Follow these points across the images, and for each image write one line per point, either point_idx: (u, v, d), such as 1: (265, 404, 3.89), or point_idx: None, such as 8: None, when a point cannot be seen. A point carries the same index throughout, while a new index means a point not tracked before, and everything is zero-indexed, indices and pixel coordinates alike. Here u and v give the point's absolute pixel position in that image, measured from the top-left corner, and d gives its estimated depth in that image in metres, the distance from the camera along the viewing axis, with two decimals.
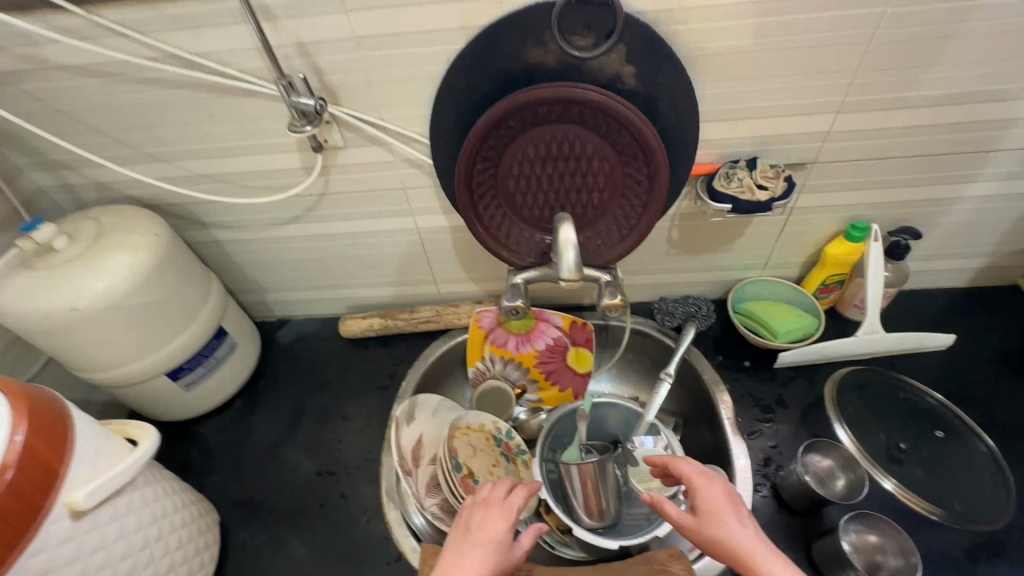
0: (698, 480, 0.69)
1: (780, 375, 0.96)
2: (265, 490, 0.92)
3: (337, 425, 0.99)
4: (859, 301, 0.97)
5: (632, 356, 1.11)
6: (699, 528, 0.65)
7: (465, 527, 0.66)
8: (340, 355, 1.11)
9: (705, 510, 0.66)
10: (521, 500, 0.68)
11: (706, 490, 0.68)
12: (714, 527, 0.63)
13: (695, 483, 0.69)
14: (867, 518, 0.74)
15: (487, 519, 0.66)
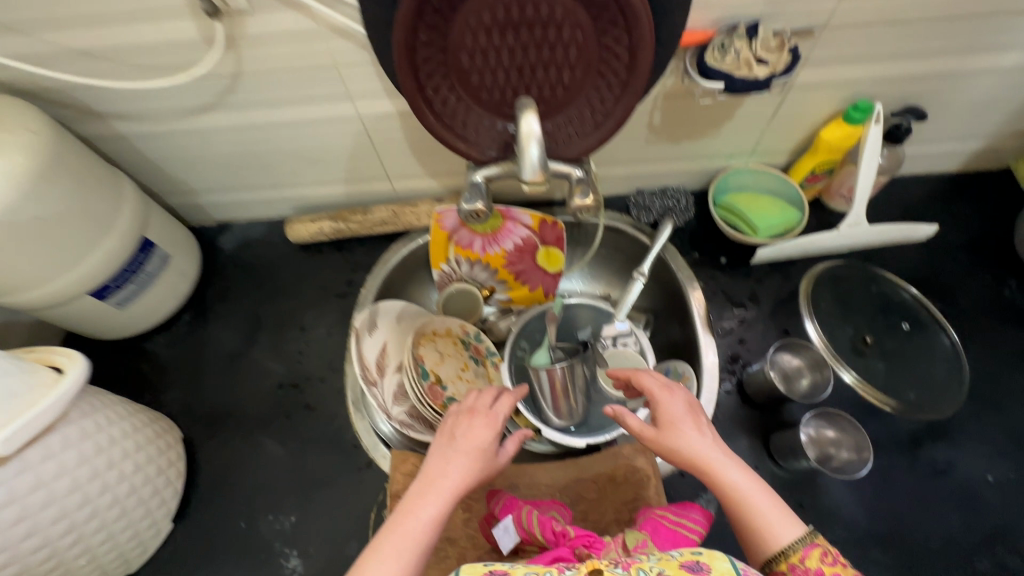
0: (660, 393, 0.68)
1: (756, 272, 0.93)
2: (227, 405, 0.89)
3: (295, 337, 0.94)
4: (846, 191, 0.91)
5: (605, 253, 1.05)
6: (662, 438, 0.65)
7: (450, 434, 0.62)
8: (291, 262, 1.02)
9: (668, 422, 0.65)
10: (508, 408, 0.65)
11: (668, 402, 0.67)
12: (678, 438, 0.63)
13: (657, 397, 0.68)
14: (828, 416, 0.77)
15: (474, 427, 0.62)
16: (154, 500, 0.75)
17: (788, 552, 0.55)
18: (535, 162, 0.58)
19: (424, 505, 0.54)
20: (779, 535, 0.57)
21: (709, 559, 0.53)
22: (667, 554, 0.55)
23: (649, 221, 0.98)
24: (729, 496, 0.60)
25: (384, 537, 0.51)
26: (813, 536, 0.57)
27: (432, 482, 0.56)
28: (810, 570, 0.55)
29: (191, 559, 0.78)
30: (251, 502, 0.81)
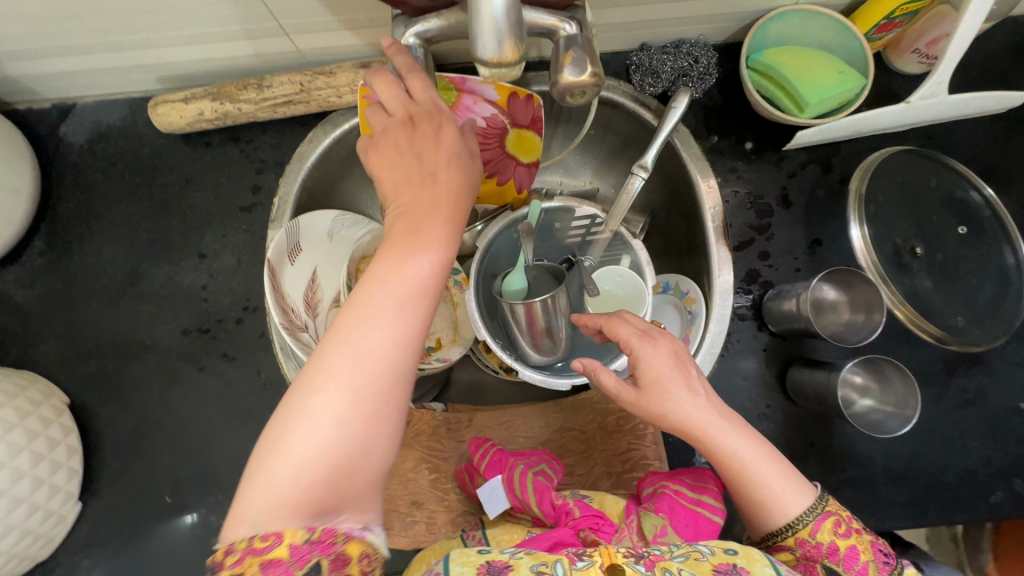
0: (638, 346, 0.50)
1: (789, 162, 0.72)
2: (122, 357, 0.71)
3: (195, 267, 0.72)
4: (924, 47, 0.68)
5: (596, 134, 0.81)
6: (644, 405, 0.49)
7: (392, 160, 0.45)
8: (171, 160, 0.75)
9: (651, 381, 0.49)
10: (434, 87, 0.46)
11: (650, 357, 0.50)
12: (666, 404, 0.48)
13: (636, 351, 0.50)
14: (872, 364, 0.64)
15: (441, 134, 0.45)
16: (41, 493, 0.60)
17: (796, 527, 0.47)
18: (504, 23, 0.32)
19: (404, 254, 0.42)
20: (787, 507, 0.47)
21: (748, 562, 0.42)
22: (696, 549, 0.44)
23: (657, 92, 0.73)
24: (730, 465, 0.48)
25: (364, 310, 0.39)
26: (825, 504, 0.47)
27: (417, 223, 0.43)
28: (822, 546, 0.46)
29: (116, 538, 0.67)
30: (175, 471, 0.68)
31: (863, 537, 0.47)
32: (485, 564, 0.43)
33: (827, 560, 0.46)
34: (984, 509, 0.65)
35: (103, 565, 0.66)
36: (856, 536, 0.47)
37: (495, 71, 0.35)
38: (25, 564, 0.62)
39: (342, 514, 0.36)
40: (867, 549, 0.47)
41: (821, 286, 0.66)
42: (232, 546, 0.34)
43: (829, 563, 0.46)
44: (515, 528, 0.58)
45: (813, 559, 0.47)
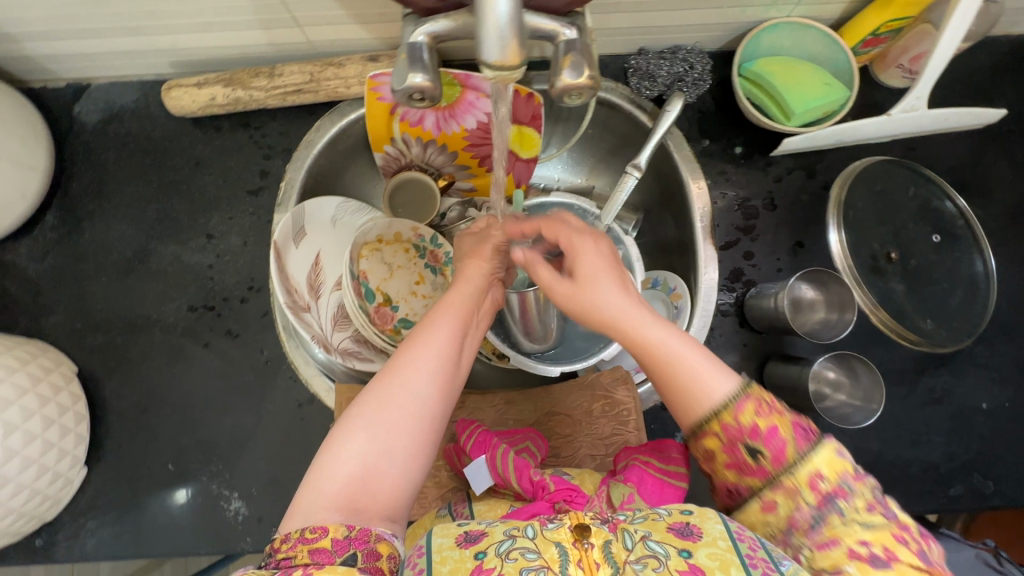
0: (578, 246, 0.55)
1: (776, 167, 0.76)
2: (129, 331, 0.73)
3: (202, 247, 0.75)
4: (907, 62, 0.72)
5: (593, 133, 0.85)
6: (580, 296, 0.53)
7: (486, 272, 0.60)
8: (181, 142, 0.77)
9: (585, 275, 0.53)
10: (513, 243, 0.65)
11: (586, 256, 0.54)
12: (598, 295, 0.52)
13: (574, 248, 0.55)
14: (844, 359, 0.68)
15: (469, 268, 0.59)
16: (50, 455, 0.63)
17: (717, 413, 0.46)
18: (505, 29, 0.36)
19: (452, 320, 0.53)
20: (713, 392, 0.46)
21: (701, 519, 0.45)
22: (654, 511, 0.47)
23: (652, 95, 0.76)
24: (657, 354, 0.48)
25: (417, 350, 0.49)
26: (749, 389, 0.46)
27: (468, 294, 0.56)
28: (742, 427, 0.45)
29: (118, 503, 0.69)
30: (177, 441, 0.71)
31: (786, 414, 0.45)
32: (462, 534, 0.45)
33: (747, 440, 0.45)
34: (942, 501, 0.69)
35: (104, 529, 0.69)
36: (777, 413, 0.45)
37: (496, 72, 0.38)
38: (31, 524, 0.65)
39: (376, 520, 0.42)
40: (789, 424, 0.45)
41: (797, 285, 0.72)
42: (289, 536, 0.40)
43: (751, 444, 0.45)
44: (499, 503, 0.60)
45: (734, 440, 0.46)
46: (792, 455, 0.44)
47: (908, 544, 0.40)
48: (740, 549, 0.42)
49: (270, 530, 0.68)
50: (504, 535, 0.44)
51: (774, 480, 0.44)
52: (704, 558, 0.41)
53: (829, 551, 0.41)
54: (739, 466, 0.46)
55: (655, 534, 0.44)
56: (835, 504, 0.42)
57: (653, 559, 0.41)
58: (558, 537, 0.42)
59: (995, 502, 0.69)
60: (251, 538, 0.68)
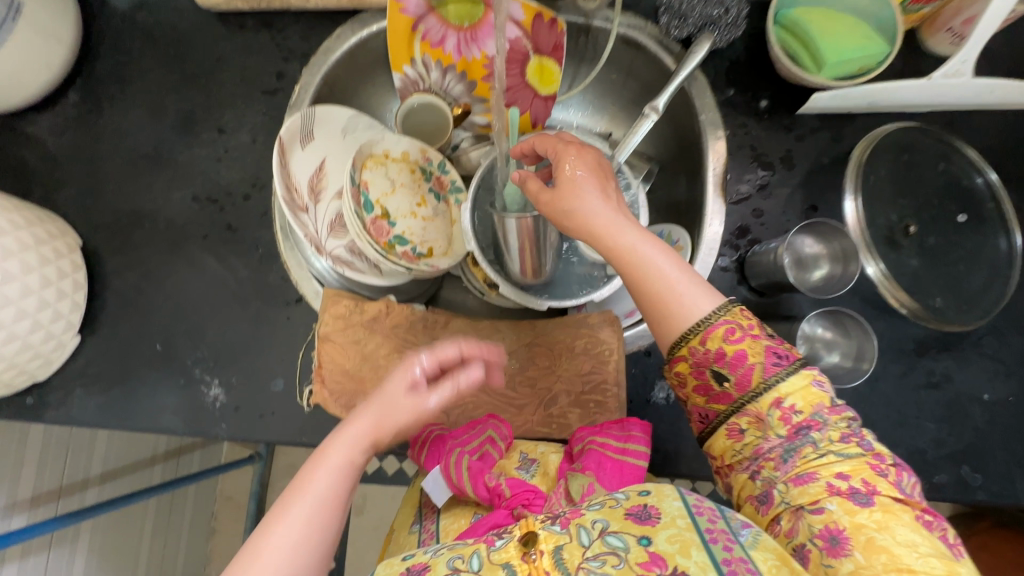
0: (563, 151, 0.56)
1: (800, 126, 0.72)
2: (135, 214, 0.75)
3: (212, 140, 0.76)
4: (959, 25, 0.67)
5: (616, 78, 0.83)
6: (558, 201, 0.54)
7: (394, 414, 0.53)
8: (205, 36, 0.78)
9: (568, 180, 0.54)
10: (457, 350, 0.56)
11: (573, 160, 0.55)
12: (577, 202, 0.53)
13: (560, 153, 0.56)
14: (834, 316, 0.66)
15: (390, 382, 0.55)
16: (46, 315, 0.65)
17: (691, 334, 0.50)
18: None
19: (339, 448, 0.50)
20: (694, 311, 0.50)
21: (658, 500, 0.44)
22: (612, 497, 0.45)
23: (681, 36, 0.73)
24: (644, 276, 0.51)
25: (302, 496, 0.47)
26: (725, 313, 0.50)
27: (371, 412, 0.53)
28: (709, 352, 0.50)
29: (107, 376, 0.72)
30: (168, 324, 0.72)
31: (757, 342, 0.49)
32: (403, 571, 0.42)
33: (716, 368, 0.50)
34: (926, 488, 0.65)
35: (91, 398, 0.71)
36: (749, 342, 0.49)
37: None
38: (23, 381, 0.67)
39: None
40: (758, 352, 0.49)
41: (797, 239, 0.68)
42: None
43: (717, 368, 0.50)
44: (464, 511, 0.58)
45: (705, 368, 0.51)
46: (758, 378, 0.49)
47: (886, 475, 0.45)
48: (702, 524, 0.42)
49: (245, 420, 0.69)
50: (447, 567, 0.41)
51: (740, 407, 0.49)
52: (664, 545, 0.40)
53: (806, 486, 0.46)
54: (708, 391, 0.51)
55: (614, 526, 0.41)
56: (808, 436, 0.47)
57: (612, 556, 0.39)
58: (504, 558, 0.41)
59: (981, 496, 0.65)
60: (225, 426, 0.69)
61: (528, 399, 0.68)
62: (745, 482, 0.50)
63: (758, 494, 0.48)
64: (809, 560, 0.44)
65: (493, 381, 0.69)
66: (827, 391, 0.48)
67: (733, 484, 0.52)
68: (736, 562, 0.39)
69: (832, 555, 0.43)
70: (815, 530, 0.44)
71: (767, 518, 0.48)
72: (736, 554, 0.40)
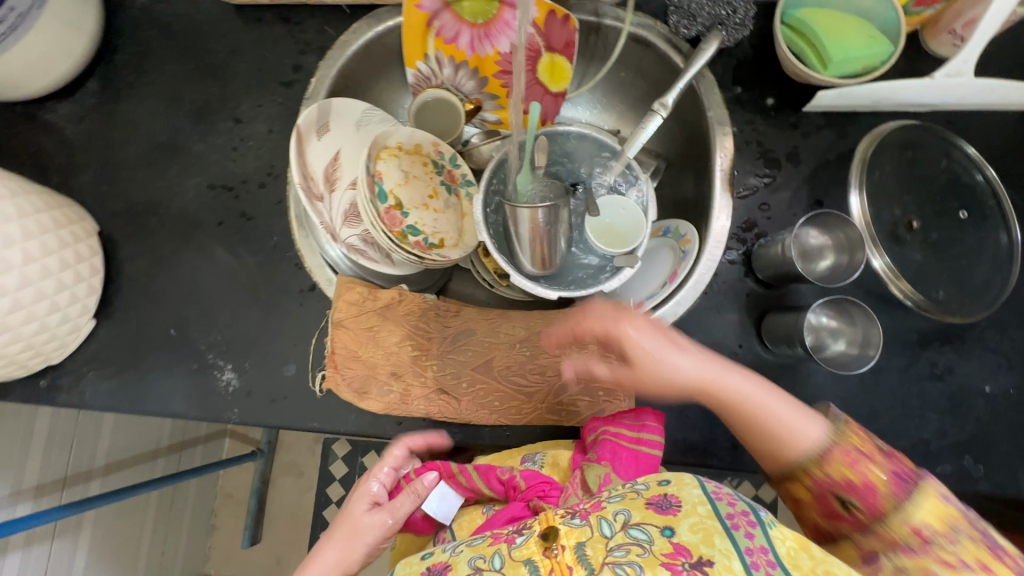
0: (624, 330, 0.59)
1: (806, 123, 0.74)
2: (151, 201, 0.76)
3: (228, 129, 0.77)
4: (960, 28, 0.69)
5: (625, 76, 0.85)
6: (643, 375, 0.60)
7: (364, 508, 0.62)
8: (223, 28, 0.79)
9: (641, 356, 0.60)
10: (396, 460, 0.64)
11: (637, 339, 0.59)
12: (666, 373, 0.59)
13: (624, 336, 0.59)
14: (838, 304, 0.67)
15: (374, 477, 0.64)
16: (63, 297, 0.66)
17: (813, 462, 0.56)
18: None
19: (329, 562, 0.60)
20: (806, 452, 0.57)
21: (678, 489, 0.50)
22: (632, 489, 0.51)
23: (690, 35, 0.76)
24: (748, 414, 0.59)
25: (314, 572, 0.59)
26: (835, 436, 0.57)
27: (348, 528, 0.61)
28: (831, 479, 0.55)
29: (120, 359, 0.72)
30: (181, 309, 0.73)
31: (876, 465, 0.54)
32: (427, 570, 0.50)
33: (842, 496, 0.55)
34: None
35: (104, 381, 0.72)
36: (870, 471, 0.54)
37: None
38: (37, 363, 0.68)
39: None
40: (883, 479, 0.53)
41: (802, 231, 0.70)
42: None
43: (837, 495, 0.55)
44: (475, 510, 0.63)
45: (832, 490, 0.55)
46: (892, 505, 0.52)
47: (1003, 562, 0.48)
48: (720, 510, 0.48)
49: (256, 405, 0.70)
50: (472, 566, 0.48)
51: (873, 530, 0.53)
52: (687, 534, 0.46)
53: (917, 558, 0.49)
54: (830, 508, 0.56)
55: (636, 517, 0.47)
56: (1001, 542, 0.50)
57: (637, 545, 0.45)
58: (525, 555, 0.47)
59: (983, 487, 0.66)
60: (237, 410, 0.70)
61: (538, 387, 0.69)
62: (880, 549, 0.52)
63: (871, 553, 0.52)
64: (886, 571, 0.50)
65: (503, 369, 0.69)
66: (959, 506, 0.51)
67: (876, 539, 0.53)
68: (756, 548, 0.45)
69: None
70: None
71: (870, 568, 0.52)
72: (757, 543, 0.46)
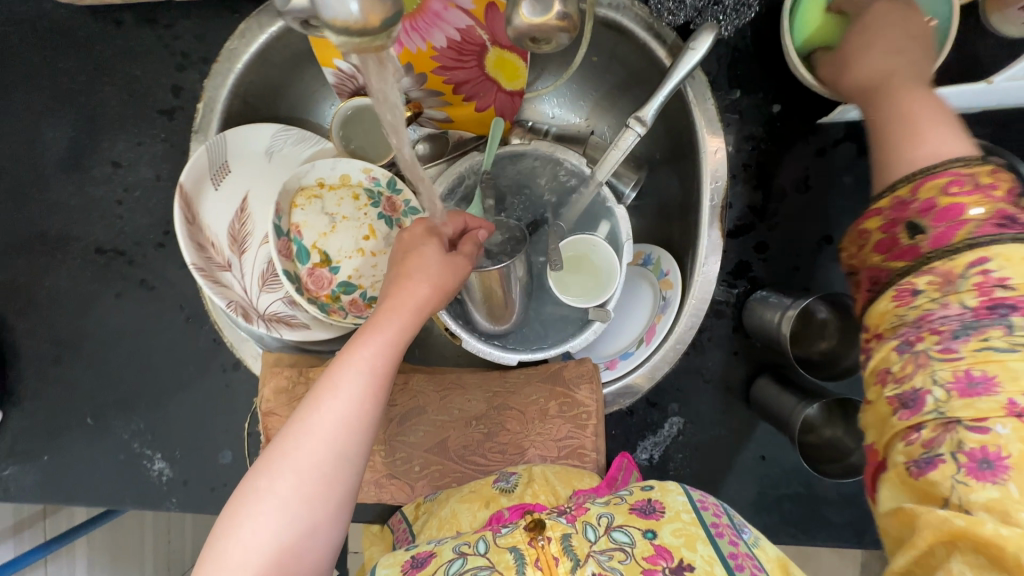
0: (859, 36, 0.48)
1: (818, 138, 0.60)
2: (33, 269, 0.64)
3: (107, 177, 0.63)
4: None
5: (596, 61, 0.67)
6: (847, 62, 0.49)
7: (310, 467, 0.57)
8: (74, 40, 0.62)
9: (852, 48, 0.49)
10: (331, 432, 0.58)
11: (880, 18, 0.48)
12: (872, 50, 0.47)
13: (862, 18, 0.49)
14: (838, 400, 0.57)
15: (423, 251, 0.52)
16: None
17: (900, 185, 0.39)
18: None
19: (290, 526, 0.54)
20: (924, 142, 0.40)
21: (662, 496, 0.46)
22: (616, 496, 0.48)
23: (675, 23, 0.60)
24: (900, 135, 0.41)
25: (290, 462, 0.43)
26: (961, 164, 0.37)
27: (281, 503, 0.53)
28: (915, 204, 0.38)
29: (36, 452, 0.65)
30: (93, 394, 0.65)
31: (991, 198, 0.35)
32: (410, 560, 0.46)
33: (914, 218, 0.37)
34: None
35: (23, 476, 0.65)
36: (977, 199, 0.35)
37: (345, 38, 0.30)
38: None
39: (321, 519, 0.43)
40: (988, 207, 0.35)
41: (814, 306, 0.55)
42: None
43: (919, 224, 0.37)
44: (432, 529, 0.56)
45: (903, 215, 0.38)
46: (966, 236, 0.35)
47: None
48: (705, 520, 0.44)
49: (194, 495, 0.64)
50: (453, 553, 0.44)
51: (925, 263, 0.36)
52: (670, 537, 0.42)
53: (976, 397, 0.33)
54: (892, 246, 0.38)
55: (619, 519, 0.44)
56: (1008, 318, 0.33)
57: (619, 550, 0.41)
58: (511, 542, 0.43)
59: None
60: (175, 500, 0.64)
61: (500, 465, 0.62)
62: (865, 428, 0.39)
63: (921, 457, 0.34)
64: (936, 469, 0.33)
65: (459, 448, 0.62)
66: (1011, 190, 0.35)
67: (867, 358, 0.39)
68: (742, 556, 0.41)
69: (965, 396, 0.33)
70: (943, 376, 0.34)
71: (901, 427, 0.35)
72: (742, 548, 0.42)
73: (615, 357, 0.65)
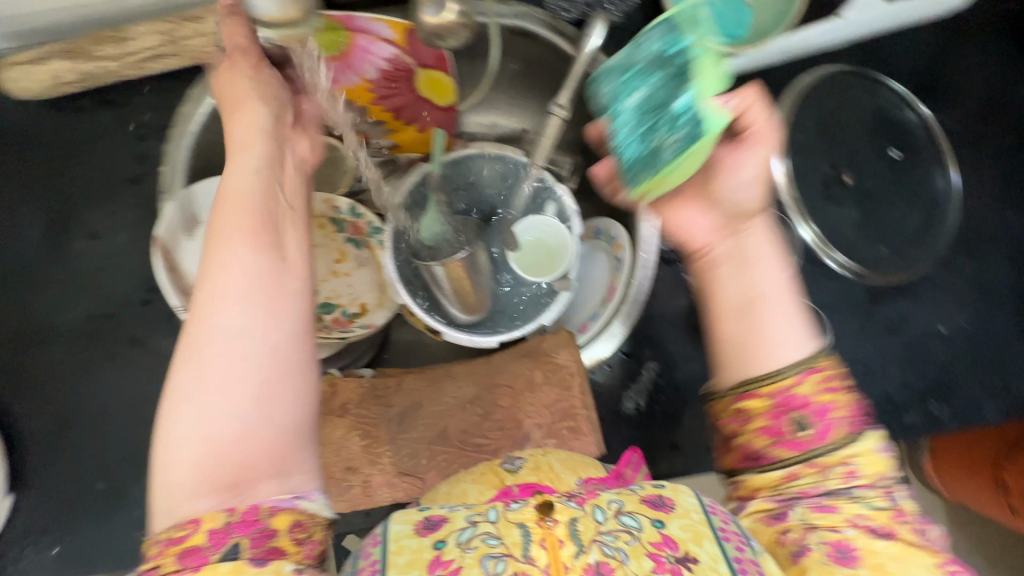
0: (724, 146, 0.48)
1: None
2: (25, 349, 0.67)
3: (87, 249, 0.67)
4: None
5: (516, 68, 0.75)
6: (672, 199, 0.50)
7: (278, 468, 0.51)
8: (39, 132, 0.68)
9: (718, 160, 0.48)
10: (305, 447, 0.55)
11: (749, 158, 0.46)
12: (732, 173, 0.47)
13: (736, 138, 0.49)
14: None
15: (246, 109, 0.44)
16: None
17: (771, 377, 0.42)
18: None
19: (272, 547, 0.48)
20: (763, 362, 0.43)
21: (674, 490, 0.38)
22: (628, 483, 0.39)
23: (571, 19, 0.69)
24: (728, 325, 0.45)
25: (199, 375, 0.34)
26: (823, 363, 0.42)
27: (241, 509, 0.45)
28: (796, 398, 0.41)
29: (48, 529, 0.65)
30: (99, 458, 0.66)
31: (847, 397, 0.41)
32: (422, 518, 0.36)
33: (799, 413, 0.41)
34: (900, 431, 0.66)
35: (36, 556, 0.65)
36: (840, 418, 0.41)
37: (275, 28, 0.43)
38: None
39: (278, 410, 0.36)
40: (848, 406, 0.41)
41: None
42: (156, 537, 0.33)
43: (801, 417, 0.41)
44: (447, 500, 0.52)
45: (785, 412, 0.41)
46: (843, 437, 0.41)
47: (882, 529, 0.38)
48: (713, 523, 0.36)
49: None
50: (465, 518, 0.35)
51: (812, 455, 0.41)
52: (677, 530, 0.35)
53: (828, 513, 0.39)
54: (778, 431, 0.41)
55: (629, 505, 0.36)
56: (861, 502, 0.39)
57: (624, 534, 0.34)
58: (520, 518, 0.34)
59: (952, 426, 0.67)
60: None
61: (501, 442, 0.65)
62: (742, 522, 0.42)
63: (793, 549, 0.39)
64: (808, 556, 0.38)
65: (459, 433, 0.65)
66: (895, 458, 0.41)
67: (742, 503, 0.43)
68: (748, 564, 0.35)
69: (840, 566, 0.37)
70: (823, 540, 0.38)
71: (773, 531, 0.40)
72: (748, 555, 0.35)
73: (586, 322, 0.71)
